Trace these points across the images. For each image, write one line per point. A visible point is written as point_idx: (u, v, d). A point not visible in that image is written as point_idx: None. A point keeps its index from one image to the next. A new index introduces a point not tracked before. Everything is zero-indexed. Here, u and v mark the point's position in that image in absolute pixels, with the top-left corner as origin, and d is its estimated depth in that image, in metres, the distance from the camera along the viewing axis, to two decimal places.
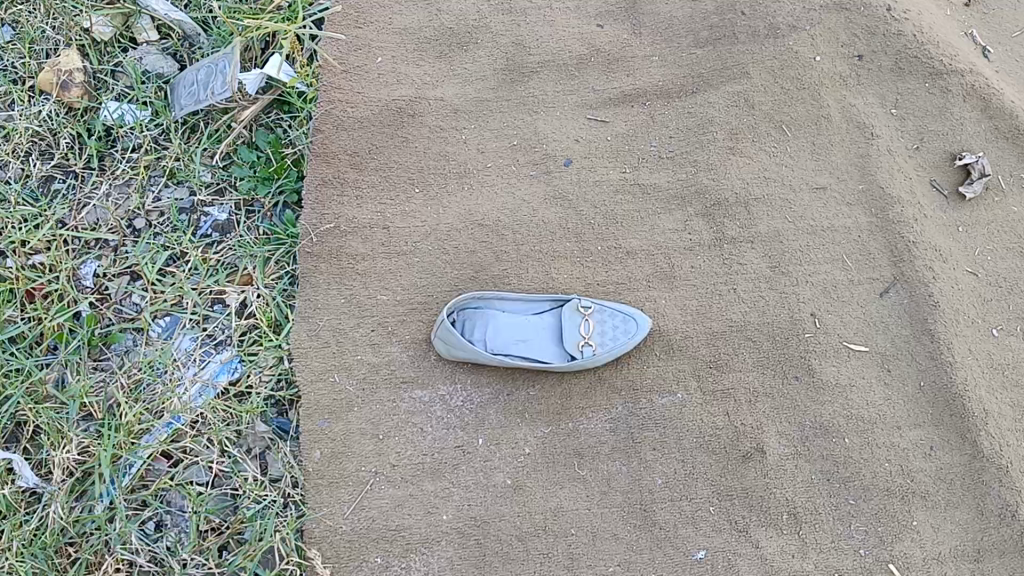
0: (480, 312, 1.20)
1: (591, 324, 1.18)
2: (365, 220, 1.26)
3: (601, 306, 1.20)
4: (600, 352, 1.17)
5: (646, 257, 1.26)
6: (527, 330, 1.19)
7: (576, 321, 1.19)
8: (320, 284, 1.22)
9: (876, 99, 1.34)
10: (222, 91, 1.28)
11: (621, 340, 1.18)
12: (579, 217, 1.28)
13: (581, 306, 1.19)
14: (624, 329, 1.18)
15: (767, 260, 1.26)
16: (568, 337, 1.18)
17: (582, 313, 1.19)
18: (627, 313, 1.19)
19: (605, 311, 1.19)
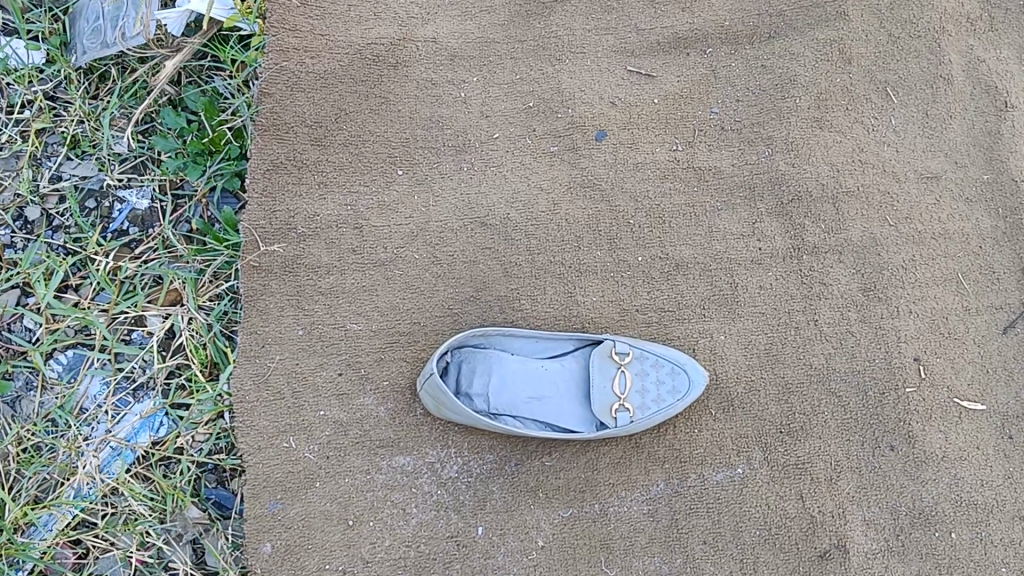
0: (481, 354, 0.91)
1: (628, 379, 0.89)
2: (330, 218, 0.95)
3: (643, 351, 0.90)
4: (638, 418, 0.89)
5: (701, 272, 0.96)
6: (543, 381, 0.90)
7: (609, 373, 0.89)
8: (271, 308, 0.93)
9: (1014, 53, 1.01)
10: (137, 40, 0.97)
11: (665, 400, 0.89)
12: (614, 215, 0.97)
13: (616, 352, 0.89)
14: (671, 386, 0.89)
15: (859, 280, 0.96)
16: (597, 396, 0.89)
17: (617, 362, 0.89)
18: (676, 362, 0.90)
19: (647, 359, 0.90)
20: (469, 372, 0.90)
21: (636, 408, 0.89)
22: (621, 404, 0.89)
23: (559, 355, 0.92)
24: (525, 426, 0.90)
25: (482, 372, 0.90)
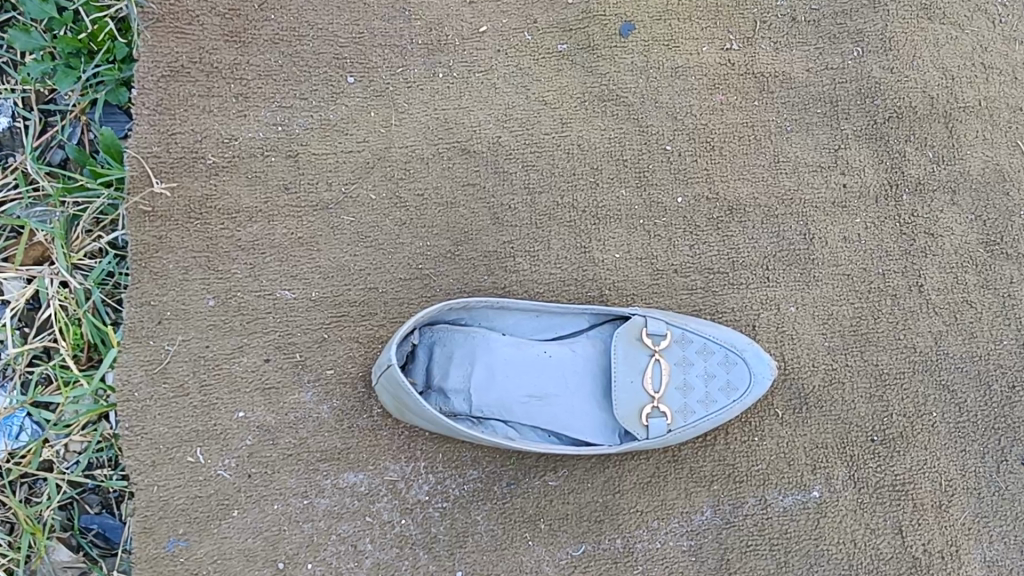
0: (462, 334, 0.65)
1: (665, 371, 0.64)
2: (254, 143, 0.69)
3: (686, 332, 0.65)
4: (677, 427, 0.64)
5: (762, 219, 0.70)
6: (547, 373, 0.65)
7: (638, 363, 0.64)
8: (170, 270, 0.67)
9: None
10: None
11: (715, 402, 0.64)
12: (644, 138, 0.71)
13: (649, 334, 0.64)
14: (722, 383, 0.65)
15: (979, 229, 0.70)
16: (621, 394, 0.64)
17: (650, 348, 0.64)
18: (732, 348, 0.65)
19: (691, 343, 0.65)
20: (445, 360, 0.65)
21: (676, 411, 0.64)
22: (655, 406, 0.64)
23: (570, 334, 0.67)
24: (521, 435, 0.65)
25: (461, 360, 0.65)
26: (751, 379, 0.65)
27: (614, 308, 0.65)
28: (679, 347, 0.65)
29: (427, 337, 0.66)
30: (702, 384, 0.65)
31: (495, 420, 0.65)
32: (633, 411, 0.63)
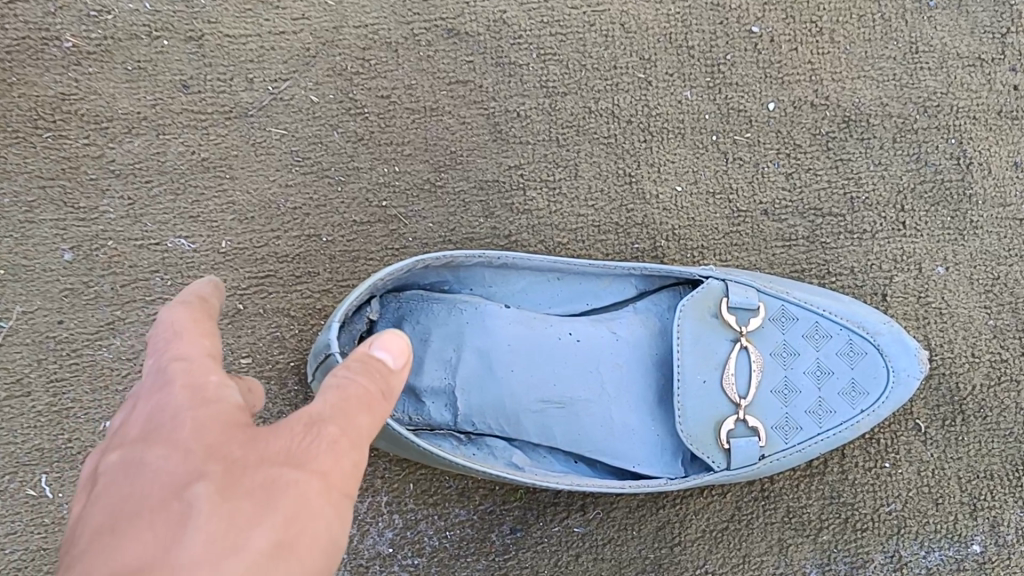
0: (443, 304, 0.42)
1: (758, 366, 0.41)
2: (136, 18, 0.46)
3: (788, 302, 0.42)
4: (772, 455, 0.41)
5: (894, 134, 0.47)
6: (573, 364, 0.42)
7: (714, 354, 0.41)
8: (5, 206, 0.45)
9: None
10: None
11: (831, 416, 0.42)
12: (720, 16, 0.48)
13: (733, 309, 0.41)
14: (843, 387, 0.42)
15: None
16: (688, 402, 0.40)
17: (734, 330, 0.41)
18: (861, 330, 0.42)
19: (796, 323, 0.42)
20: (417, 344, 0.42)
21: (774, 426, 0.41)
22: (742, 420, 0.41)
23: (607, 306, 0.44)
24: (532, 460, 0.42)
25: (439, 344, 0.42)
26: (892, 380, 0.42)
27: (678, 268, 0.42)
28: (778, 328, 0.42)
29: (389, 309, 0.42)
30: (813, 384, 0.42)
31: (493, 437, 0.42)
32: (707, 425, 0.41)
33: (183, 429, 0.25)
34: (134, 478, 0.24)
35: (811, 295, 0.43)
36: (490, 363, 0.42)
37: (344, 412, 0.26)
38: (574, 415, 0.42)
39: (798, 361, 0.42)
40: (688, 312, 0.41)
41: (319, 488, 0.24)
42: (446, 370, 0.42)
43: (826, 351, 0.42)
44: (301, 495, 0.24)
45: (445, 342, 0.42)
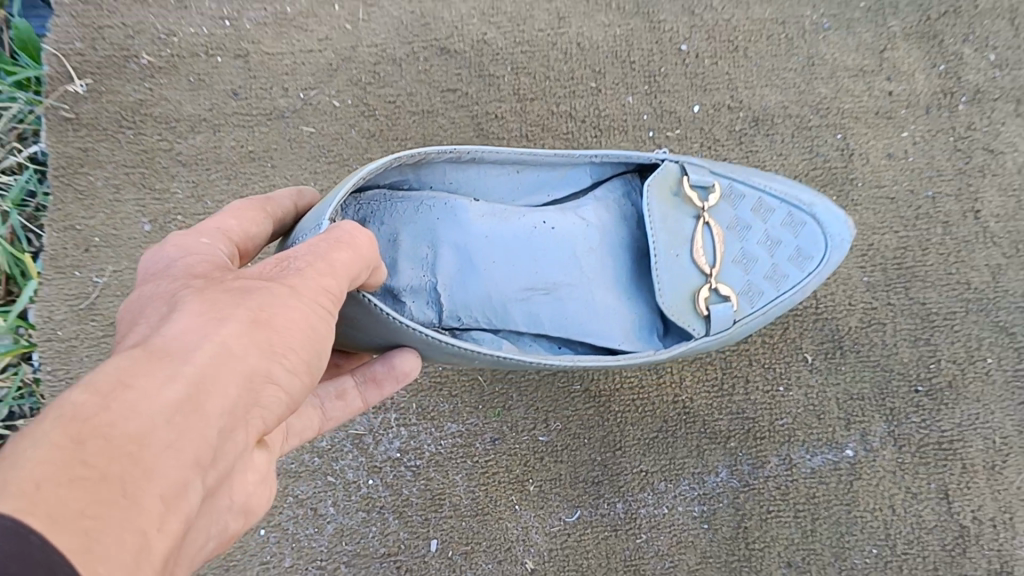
0: (408, 207, 0.48)
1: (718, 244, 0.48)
2: (196, 41, 0.60)
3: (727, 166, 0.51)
4: (743, 317, 0.49)
5: (794, 131, 0.60)
6: (549, 267, 0.49)
7: (682, 232, 0.48)
8: (97, 187, 0.58)
9: None
10: None
11: (789, 280, 0.50)
12: (655, 38, 0.61)
13: (692, 187, 0.49)
14: (797, 253, 0.50)
15: None
16: (664, 278, 0.48)
17: (697, 207, 0.49)
18: (797, 203, 0.51)
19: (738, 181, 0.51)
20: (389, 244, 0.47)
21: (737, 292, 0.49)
22: (715, 288, 0.48)
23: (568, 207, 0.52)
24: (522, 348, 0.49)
25: (420, 243, 0.48)
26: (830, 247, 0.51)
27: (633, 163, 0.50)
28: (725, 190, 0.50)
29: (352, 213, 0.47)
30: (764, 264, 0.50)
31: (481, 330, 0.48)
32: (683, 302, 0.48)
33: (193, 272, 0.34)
34: (150, 303, 0.32)
35: (753, 178, 0.51)
36: (468, 260, 0.48)
37: (320, 252, 0.35)
38: (560, 300, 0.49)
39: (746, 244, 0.50)
40: (657, 194, 0.48)
41: (294, 294, 0.32)
42: (421, 270, 0.48)
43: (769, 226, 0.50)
44: (275, 301, 0.32)
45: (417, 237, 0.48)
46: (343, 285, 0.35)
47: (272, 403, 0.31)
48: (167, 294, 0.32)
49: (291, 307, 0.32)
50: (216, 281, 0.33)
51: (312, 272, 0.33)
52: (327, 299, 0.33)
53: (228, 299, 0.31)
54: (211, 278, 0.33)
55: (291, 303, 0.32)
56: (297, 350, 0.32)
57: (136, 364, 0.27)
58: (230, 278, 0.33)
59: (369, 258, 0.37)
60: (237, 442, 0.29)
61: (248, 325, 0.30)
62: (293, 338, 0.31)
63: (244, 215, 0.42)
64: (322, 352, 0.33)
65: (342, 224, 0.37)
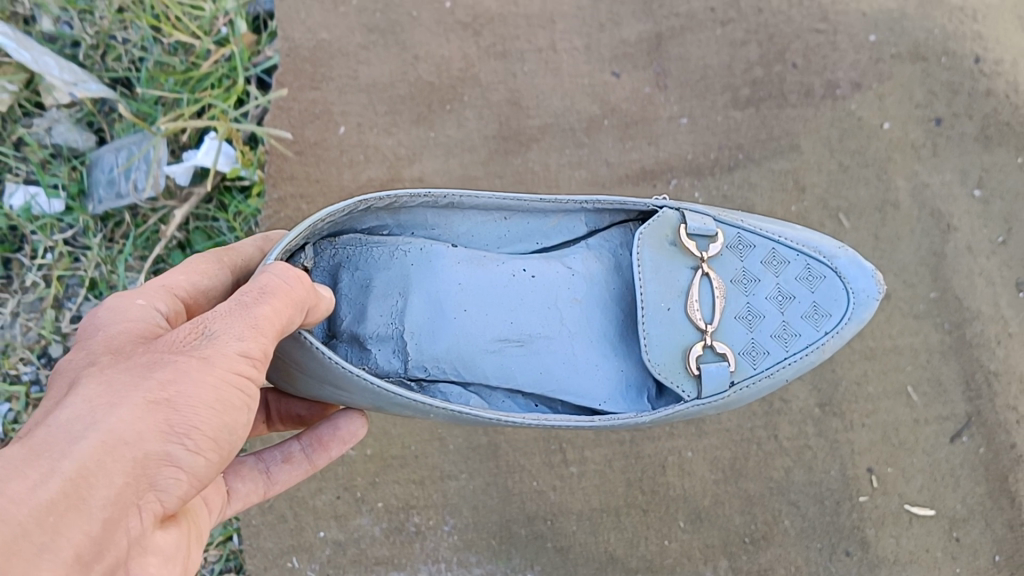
0: (377, 246, 0.79)
1: (718, 301, 0.79)
2: None
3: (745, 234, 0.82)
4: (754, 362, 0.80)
5: None
6: (524, 317, 0.81)
7: (679, 283, 0.79)
8: None
9: (957, 176, 1.09)
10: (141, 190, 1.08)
11: (802, 322, 0.81)
12: None
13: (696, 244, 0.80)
14: (822, 298, 0.81)
15: (817, 396, 1.04)
16: (654, 328, 0.78)
17: (700, 262, 0.80)
18: (814, 262, 0.82)
19: (755, 246, 0.82)
20: (360, 296, 0.78)
21: (740, 351, 0.80)
22: (713, 343, 0.79)
23: (549, 241, 0.85)
24: (496, 401, 0.80)
25: (407, 291, 0.79)
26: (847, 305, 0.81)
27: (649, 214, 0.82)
28: (739, 253, 0.82)
29: (328, 256, 0.78)
30: (775, 319, 0.81)
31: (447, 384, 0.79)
32: (675, 359, 0.78)
33: (126, 377, 0.58)
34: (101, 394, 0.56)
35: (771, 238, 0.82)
36: (443, 311, 0.79)
37: (233, 319, 0.60)
38: (531, 350, 0.80)
39: (754, 293, 0.81)
40: (655, 242, 0.80)
41: (196, 369, 0.57)
42: (389, 318, 0.78)
43: (789, 282, 0.81)
44: (180, 382, 0.57)
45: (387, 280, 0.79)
46: (247, 343, 0.60)
47: (168, 485, 0.55)
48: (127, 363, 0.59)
49: (194, 376, 0.57)
50: (156, 356, 0.59)
51: (228, 327, 0.60)
52: (225, 369, 0.58)
53: (151, 380, 0.56)
54: (144, 373, 0.58)
55: (189, 368, 0.57)
56: (197, 434, 0.56)
57: (34, 466, 0.51)
58: (159, 347, 0.60)
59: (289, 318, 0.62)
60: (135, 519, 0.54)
61: (154, 417, 0.55)
62: (195, 414, 0.56)
63: (192, 274, 0.74)
64: (225, 427, 0.58)
65: (273, 278, 0.62)
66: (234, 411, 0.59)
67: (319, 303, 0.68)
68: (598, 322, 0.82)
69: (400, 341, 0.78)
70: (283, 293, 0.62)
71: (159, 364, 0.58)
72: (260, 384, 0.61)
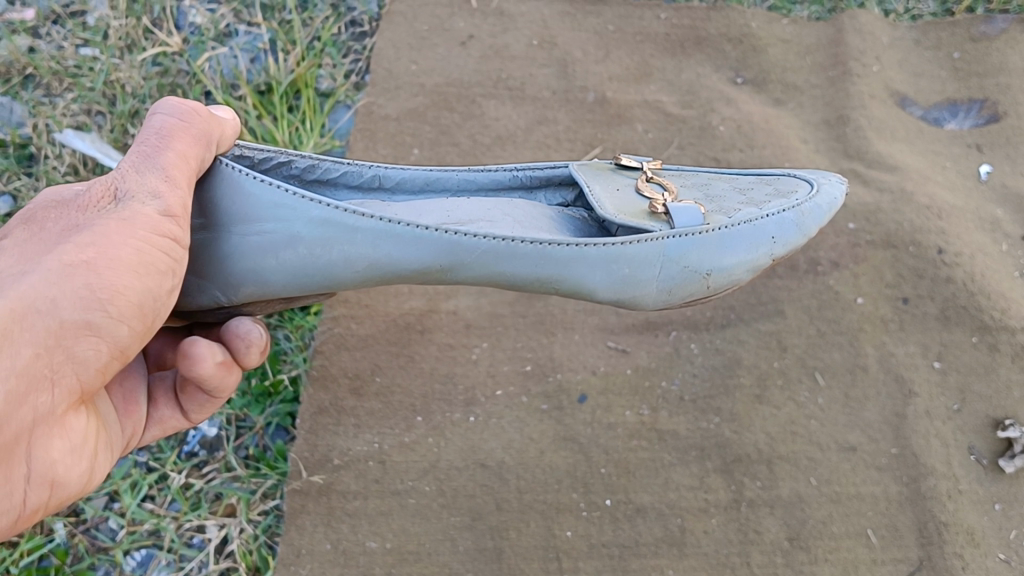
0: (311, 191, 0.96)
1: (666, 184, 0.94)
2: (361, 452, 1.23)
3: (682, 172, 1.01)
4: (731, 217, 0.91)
5: (656, 516, 1.19)
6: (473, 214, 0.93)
7: (617, 179, 0.95)
8: (306, 524, 1.19)
9: (919, 349, 1.25)
10: None
11: (768, 199, 0.96)
12: (590, 464, 1.22)
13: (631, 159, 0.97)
14: (782, 189, 0.98)
15: (786, 531, 1.18)
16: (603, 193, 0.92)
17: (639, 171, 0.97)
18: (761, 177, 1.01)
19: (696, 175, 1.00)
20: None
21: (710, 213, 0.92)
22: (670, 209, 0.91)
23: None
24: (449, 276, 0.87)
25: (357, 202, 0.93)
26: (807, 189, 0.98)
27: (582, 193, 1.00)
28: (682, 175, 0.99)
29: None
30: (738, 200, 0.95)
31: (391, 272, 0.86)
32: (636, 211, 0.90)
33: (61, 236, 0.72)
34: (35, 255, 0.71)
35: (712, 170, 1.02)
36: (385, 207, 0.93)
37: (140, 172, 0.75)
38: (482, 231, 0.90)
39: (706, 191, 0.97)
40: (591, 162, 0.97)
41: (118, 227, 0.72)
42: None
43: (741, 186, 0.99)
44: (104, 240, 0.71)
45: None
46: (157, 192, 0.74)
47: (91, 346, 0.70)
48: (51, 234, 0.73)
49: (116, 236, 0.71)
50: (76, 224, 0.73)
51: (142, 186, 0.74)
52: (142, 219, 0.73)
53: (72, 245, 0.70)
54: (79, 227, 0.72)
55: (108, 231, 0.71)
56: (114, 300, 0.70)
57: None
58: (87, 205, 0.74)
59: (188, 164, 0.78)
60: (44, 389, 0.68)
61: (67, 286, 0.68)
62: (112, 275, 0.70)
63: None
64: (143, 291, 0.72)
65: (164, 119, 0.78)
66: (152, 275, 0.73)
67: (216, 128, 0.83)
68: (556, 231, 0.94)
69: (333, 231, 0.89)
70: (179, 134, 0.78)
71: (86, 220, 0.73)
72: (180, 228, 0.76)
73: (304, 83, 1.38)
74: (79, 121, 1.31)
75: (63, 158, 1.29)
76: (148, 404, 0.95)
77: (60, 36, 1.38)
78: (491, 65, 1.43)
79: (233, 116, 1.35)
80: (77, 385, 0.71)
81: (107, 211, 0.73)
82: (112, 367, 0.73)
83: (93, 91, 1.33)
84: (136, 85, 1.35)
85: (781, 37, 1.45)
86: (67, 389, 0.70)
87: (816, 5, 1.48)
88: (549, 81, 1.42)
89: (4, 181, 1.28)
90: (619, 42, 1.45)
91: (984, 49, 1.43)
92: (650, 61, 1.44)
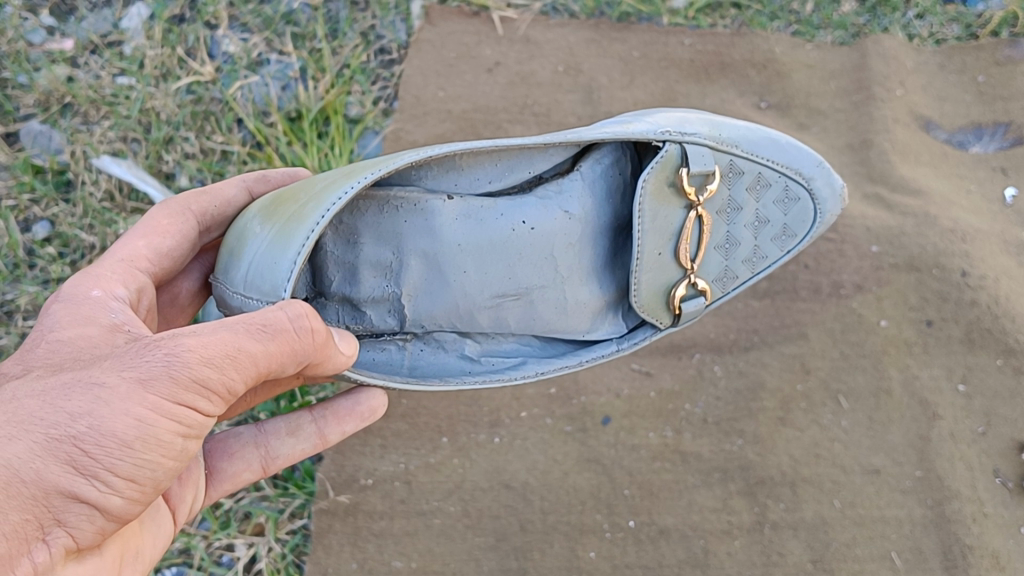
0: (364, 200, 0.95)
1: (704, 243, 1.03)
2: (387, 472, 1.25)
3: (736, 163, 1.03)
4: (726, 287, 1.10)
5: (679, 538, 1.22)
6: (523, 269, 1.02)
7: (667, 215, 1.01)
8: (334, 543, 1.21)
9: (943, 372, 1.25)
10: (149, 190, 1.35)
11: (779, 232, 1.08)
12: (613, 485, 1.24)
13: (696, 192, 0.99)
14: (797, 212, 1.08)
15: (810, 553, 1.21)
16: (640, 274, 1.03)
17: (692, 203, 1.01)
18: (796, 179, 1.07)
19: (743, 173, 1.04)
20: (349, 260, 0.96)
21: (715, 276, 1.08)
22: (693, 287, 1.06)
23: (538, 167, 1.02)
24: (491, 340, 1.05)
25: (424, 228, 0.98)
26: (811, 224, 1.09)
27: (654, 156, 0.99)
28: (730, 182, 1.03)
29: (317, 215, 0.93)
30: (750, 244, 1.08)
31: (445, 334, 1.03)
32: (660, 297, 1.06)
33: (70, 388, 0.70)
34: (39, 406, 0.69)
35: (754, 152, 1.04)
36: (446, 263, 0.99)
37: (181, 344, 0.72)
38: (526, 299, 1.03)
39: (732, 225, 1.06)
40: (654, 190, 0.99)
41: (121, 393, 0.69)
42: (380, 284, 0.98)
43: (768, 207, 1.06)
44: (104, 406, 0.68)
45: (384, 234, 0.97)
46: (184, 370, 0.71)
47: (77, 512, 0.69)
48: (64, 386, 0.71)
49: (119, 402, 0.69)
50: (93, 378, 0.71)
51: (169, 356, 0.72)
52: (151, 391, 0.70)
53: (72, 411, 0.68)
54: (89, 384, 0.70)
55: (113, 399, 0.69)
56: (102, 474, 0.68)
57: None
58: (115, 364, 0.72)
59: (261, 361, 0.74)
60: (38, 548, 0.68)
61: (55, 456, 0.67)
62: (102, 449, 0.68)
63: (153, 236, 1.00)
64: (139, 467, 0.70)
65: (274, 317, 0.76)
66: (152, 450, 0.70)
67: (325, 358, 0.81)
68: (587, 256, 1.05)
69: (395, 304, 0.99)
70: (282, 339, 0.76)
71: (100, 377, 0.70)
72: (206, 409, 0.73)
73: (333, 111, 1.41)
74: (115, 148, 1.36)
75: (99, 184, 1.34)
76: (220, 459, 0.99)
77: (97, 65, 1.40)
78: (518, 91, 1.45)
79: (264, 143, 1.39)
80: (73, 541, 0.71)
81: (125, 372, 0.71)
82: (109, 526, 0.72)
83: (129, 118, 1.37)
84: (170, 112, 1.39)
85: (805, 62, 1.46)
86: (62, 546, 0.70)
87: (840, 30, 1.46)
88: (575, 107, 1.44)
89: (41, 206, 1.33)
90: (644, 68, 1.46)
91: (1009, 73, 1.42)
92: (674, 87, 1.45)
